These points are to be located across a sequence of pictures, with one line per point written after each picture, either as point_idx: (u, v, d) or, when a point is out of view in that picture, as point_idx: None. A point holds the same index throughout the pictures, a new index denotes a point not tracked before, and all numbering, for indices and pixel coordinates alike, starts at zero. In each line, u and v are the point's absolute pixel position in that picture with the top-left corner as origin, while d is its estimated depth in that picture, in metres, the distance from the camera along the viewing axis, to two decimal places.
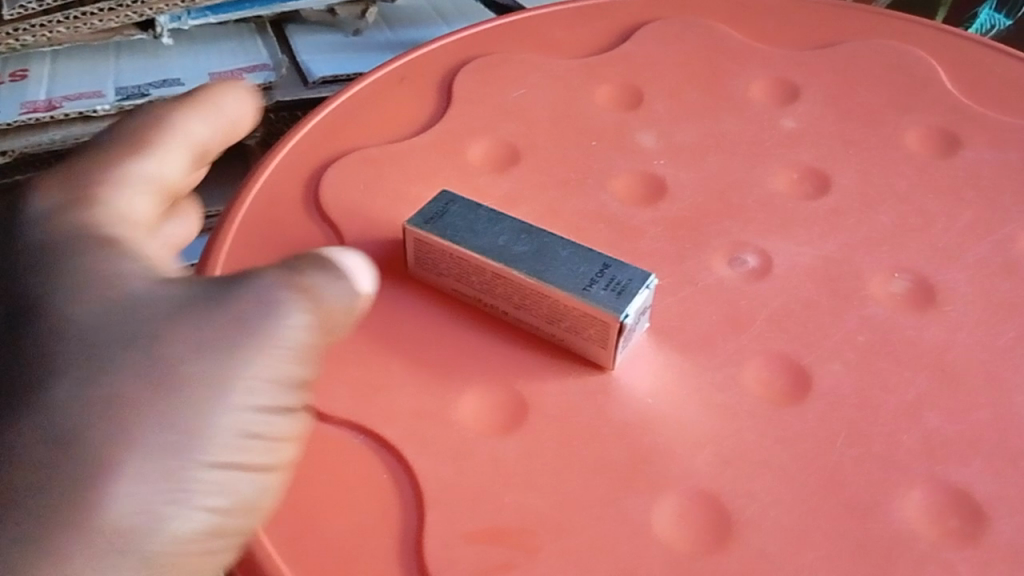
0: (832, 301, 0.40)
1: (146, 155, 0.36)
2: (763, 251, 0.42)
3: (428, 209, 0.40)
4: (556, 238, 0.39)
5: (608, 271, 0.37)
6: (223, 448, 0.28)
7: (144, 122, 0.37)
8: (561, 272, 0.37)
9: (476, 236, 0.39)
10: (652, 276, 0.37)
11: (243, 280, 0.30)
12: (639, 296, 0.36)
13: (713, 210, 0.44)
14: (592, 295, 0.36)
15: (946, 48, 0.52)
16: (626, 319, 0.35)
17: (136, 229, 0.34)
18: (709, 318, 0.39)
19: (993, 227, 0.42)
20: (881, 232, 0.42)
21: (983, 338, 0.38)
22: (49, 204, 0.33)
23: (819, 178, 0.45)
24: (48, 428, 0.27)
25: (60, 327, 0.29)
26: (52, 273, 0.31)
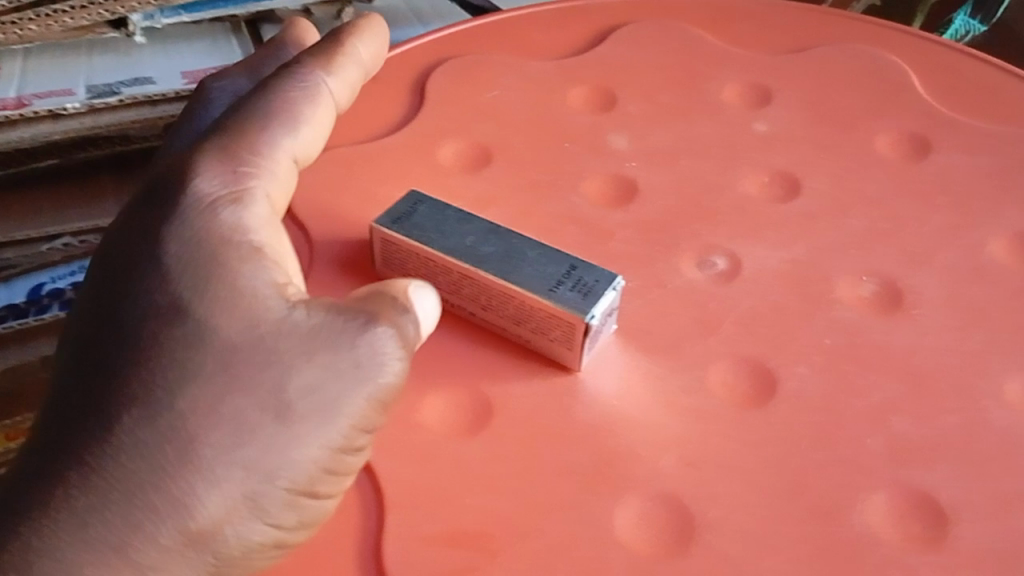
0: (801, 305, 0.39)
1: (293, 135, 0.35)
2: (733, 254, 0.42)
3: (396, 209, 0.40)
4: (524, 239, 0.39)
5: (576, 273, 0.37)
6: (307, 479, 0.29)
7: (294, 95, 0.36)
8: (528, 273, 0.37)
9: (444, 236, 0.39)
10: (619, 278, 0.37)
11: (339, 309, 0.31)
12: (606, 297, 0.36)
13: (684, 213, 0.44)
14: (558, 296, 0.36)
15: (919, 54, 0.52)
16: (592, 320, 0.35)
17: (277, 234, 0.33)
18: (678, 320, 0.39)
19: (962, 232, 0.42)
20: (851, 236, 0.42)
21: (950, 343, 0.38)
22: (232, 211, 0.32)
23: (790, 181, 0.45)
24: (166, 434, 0.28)
25: (186, 327, 0.29)
26: (201, 269, 0.30)
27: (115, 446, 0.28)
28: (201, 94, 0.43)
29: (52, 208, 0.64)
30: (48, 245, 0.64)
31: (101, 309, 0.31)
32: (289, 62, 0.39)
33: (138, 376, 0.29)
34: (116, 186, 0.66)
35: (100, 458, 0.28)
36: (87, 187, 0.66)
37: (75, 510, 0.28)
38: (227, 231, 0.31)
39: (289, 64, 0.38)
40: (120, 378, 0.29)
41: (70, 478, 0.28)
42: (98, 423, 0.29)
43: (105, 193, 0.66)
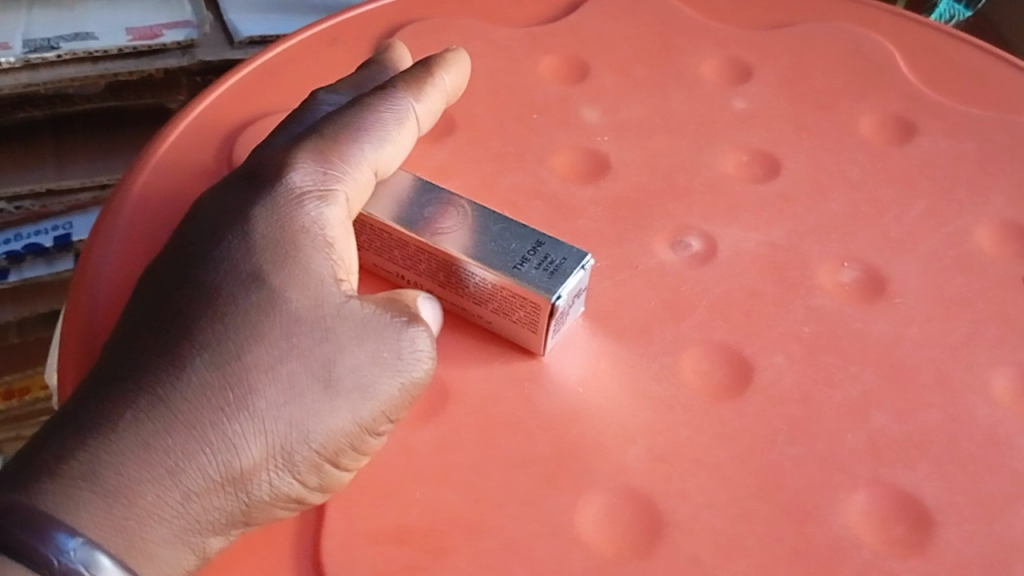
0: (778, 290, 0.37)
1: (378, 153, 0.33)
2: (708, 235, 0.39)
3: None
4: (490, 214, 0.36)
5: (539, 251, 0.34)
6: (340, 449, 0.28)
7: (383, 116, 0.34)
8: (490, 250, 0.34)
9: (403, 209, 0.35)
10: (588, 255, 0.34)
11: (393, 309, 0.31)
12: (571, 278, 0.33)
13: (657, 190, 0.41)
14: (522, 274, 0.33)
15: (902, 33, 0.50)
16: (556, 302, 0.32)
17: (348, 236, 0.32)
18: (648, 304, 0.37)
19: (947, 218, 0.40)
20: (832, 220, 0.40)
21: (934, 334, 0.36)
22: (316, 207, 0.31)
23: (768, 161, 0.43)
24: (228, 379, 0.27)
25: (250, 290, 0.28)
26: (274, 252, 0.29)
27: (178, 382, 0.27)
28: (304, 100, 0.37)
29: None
30: None
31: (169, 261, 0.30)
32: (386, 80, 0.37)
33: (202, 324, 0.28)
34: (58, 150, 0.61)
35: (162, 394, 0.26)
36: (23, 146, 0.60)
37: (131, 436, 0.26)
38: (308, 226, 0.30)
39: (386, 82, 0.36)
40: (187, 324, 0.28)
41: (132, 407, 0.26)
42: (160, 360, 0.27)
43: (43, 154, 0.61)
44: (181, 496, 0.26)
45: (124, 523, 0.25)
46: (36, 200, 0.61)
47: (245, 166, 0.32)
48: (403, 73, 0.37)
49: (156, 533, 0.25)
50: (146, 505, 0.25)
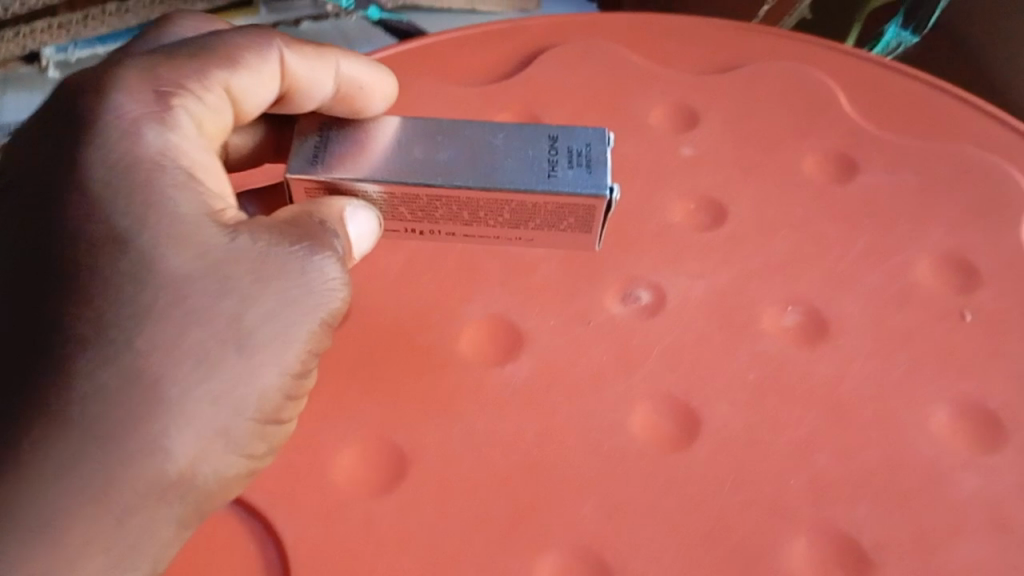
0: (723, 337, 0.39)
1: (233, 71, 0.36)
2: (657, 286, 0.41)
3: (302, 150, 0.36)
4: (428, 126, 0.37)
5: (553, 157, 0.36)
6: (269, 405, 0.30)
7: (239, 42, 0.37)
8: (506, 169, 0.35)
9: (296, 148, 0.36)
10: (603, 134, 0.37)
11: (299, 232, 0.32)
12: (602, 170, 0.35)
13: (608, 242, 0.43)
14: (561, 177, 0.35)
15: (847, 69, 0.51)
16: (611, 194, 0.34)
17: (199, 154, 0.34)
18: (599, 358, 0.38)
19: (889, 253, 0.42)
20: (775, 262, 0.42)
21: (875, 371, 0.37)
22: (160, 129, 0.32)
23: (715, 207, 0.45)
24: (134, 372, 0.27)
25: (132, 260, 0.29)
26: (142, 188, 0.30)
27: (81, 392, 0.27)
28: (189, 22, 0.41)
29: None
30: None
31: (42, 250, 0.29)
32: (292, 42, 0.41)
33: (90, 317, 0.28)
34: None
35: (69, 411, 0.27)
36: None
37: (50, 463, 0.26)
38: (165, 152, 0.32)
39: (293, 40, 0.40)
40: (74, 320, 0.28)
41: (41, 433, 0.27)
42: (53, 367, 0.27)
43: None
44: (123, 512, 0.27)
45: (66, 551, 0.27)
46: None
47: (68, 104, 0.33)
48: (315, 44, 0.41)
49: (101, 550, 0.27)
50: (83, 534, 0.27)
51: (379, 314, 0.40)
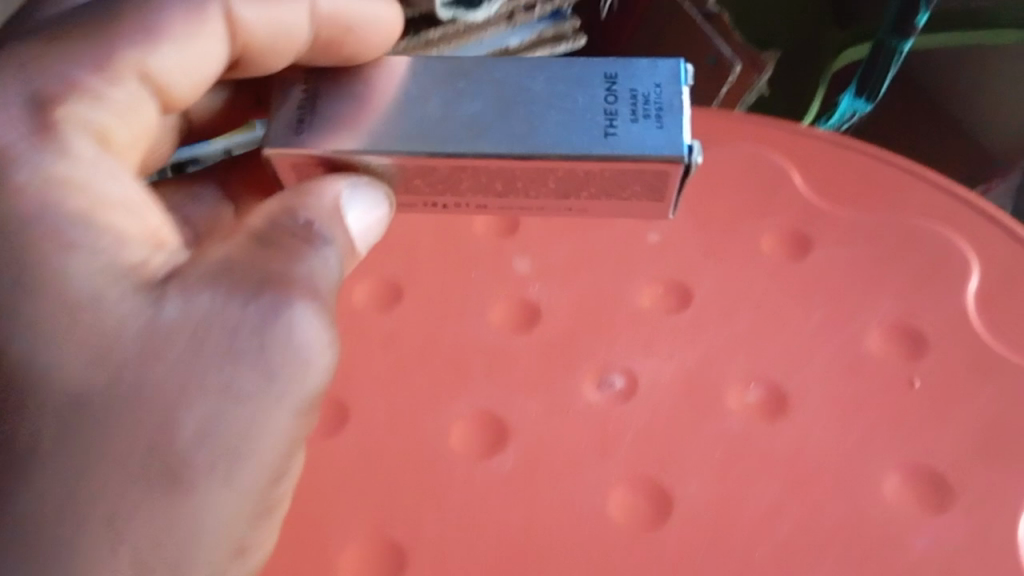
0: (690, 417, 0.42)
1: (150, 49, 0.35)
2: (628, 370, 0.44)
3: (304, 119, 0.36)
4: (462, 76, 0.37)
5: (616, 106, 0.36)
6: (227, 530, 0.30)
7: (166, 13, 0.36)
8: (555, 122, 0.35)
9: (282, 113, 0.36)
10: (675, 67, 0.36)
11: (274, 239, 0.32)
12: (676, 121, 0.35)
13: (583, 330, 0.46)
14: (621, 130, 0.35)
15: (800, 150, 0.55)
16: (689, 146, 0.34)
17: (102, 169, 0.32)
18: (577, 445, 0.41)
19: (841, 326, 0.45)
20: (736, 341, 0.45)
21: (830, 443, 0.40)
22: (37, 156, 0.31)
23: (680, 291, 0.48)
24: (52, 528, 0.27)
25: (25, 368, 0.28)
26: (23, 238, 0.29)
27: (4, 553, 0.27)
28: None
29: None
30: None
31: None
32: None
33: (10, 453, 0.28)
34: None
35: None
36: None
37: None
38: (46, 189, 0.30)
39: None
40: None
41: None
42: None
43: None
44: None
45: None
46: None
47: None
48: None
49: None
50: None
51: (375, 414, 0.43)
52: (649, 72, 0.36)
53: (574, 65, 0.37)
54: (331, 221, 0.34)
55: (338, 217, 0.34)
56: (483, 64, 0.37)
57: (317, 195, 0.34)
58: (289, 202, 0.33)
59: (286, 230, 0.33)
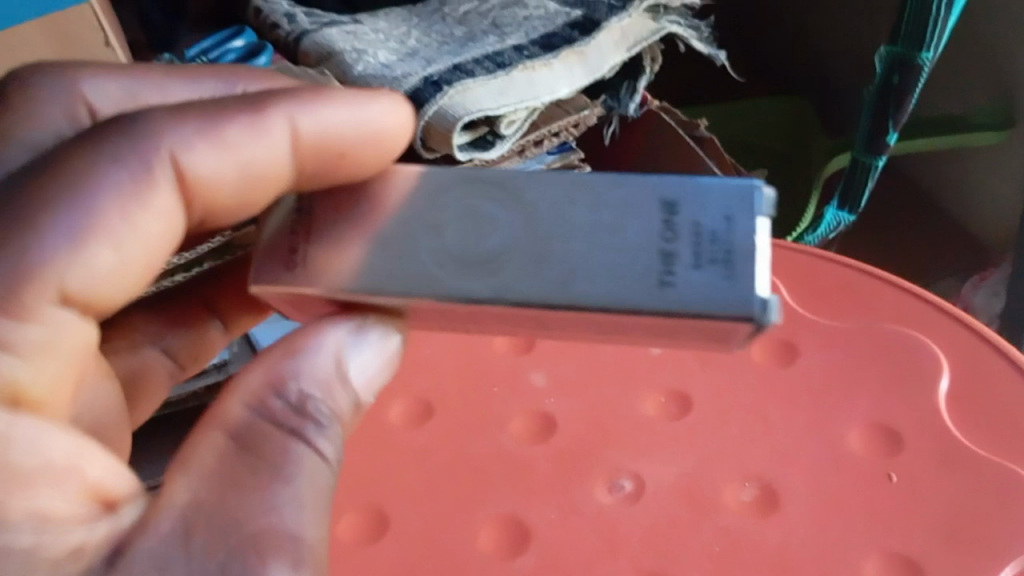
0: (691, 515, 0.47)
1: (69, 264, 0.33)
2: (635, 474, 0.50)
3: (325, 258, 0.35)
4: (498, 203, 0.35)
5: (676, 243, 0.33)
6: None
7: (93, 203, 0.33)
8: (599, 262, 0.33)
9: (280, 253, 0.36)
10: (750, 190, 0.34)
11: (267, 425, 0.37)
12: (747, 268, 0.32)
13: (594, 438, 0.52)
14: (678, 278, 0.33)
15: (786, 262, 0.61)
16: (760, 298, 0.32)
17: (23, 442, 0.31)
18: (590, 545, 0.47)
19: (825, 428, 0.50)
20: (731, 444, 0.50)
21: (815, 536, 0.46)
22: None
23: (680, 398, 0.53)
24: None
25: None
26: None
27: None
28: (68, 79, 0.43)
29: None
30: None
31: None
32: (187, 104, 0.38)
33: None
34: None
35: None
36: None
37: None
38: None
39: (220, 98, 0.39)
40: None
41: None
42: None
43: None
44: None
45: None
46: None
47: None
48: (234, 99, 0.39)
49: None
50: None
51: (411, 523, 0.49)
52: (720, 200, 0.34)
53: (630, 182, 0.35)
54: (322, 387, 0.38)
55: (330, 380, 0.38)
56: (525, 182, 0.36)
57: (305, 370, 0.38)
58: (275, 378, 0.38)
59: (279, 411, 0.37)
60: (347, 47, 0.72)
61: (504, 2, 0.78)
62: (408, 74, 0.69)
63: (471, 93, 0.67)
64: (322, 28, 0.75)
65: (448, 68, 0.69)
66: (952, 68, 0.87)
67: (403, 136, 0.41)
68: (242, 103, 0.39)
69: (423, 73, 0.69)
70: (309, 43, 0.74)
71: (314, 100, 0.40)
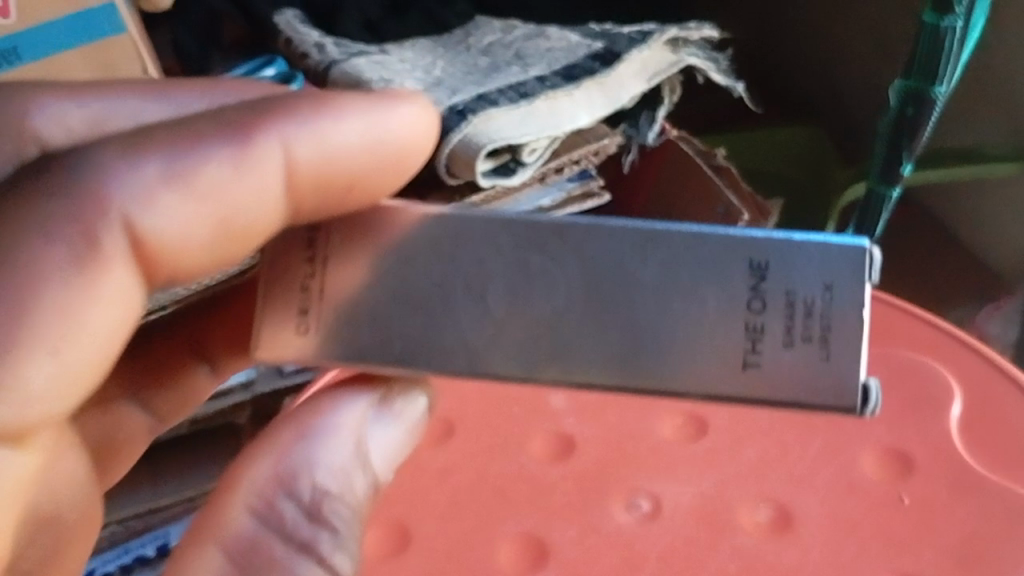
0: (708, 535, 0.48)
1: None
2: (653, 494, 0.51)
3: (368, 328, 0.36)
4: (572, 264, 0.35)
5: (767, 317, 0.34)
6: None
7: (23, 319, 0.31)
8: (681, 339, 0.35)
9: (289, 312, 0.36)
10: (853, 254, 0.34)
11: (280, 530, 0.39)
12: (841, 346, 0.34)
13: (612, 460, 0.53)
14: (770, 357, 0.34)
15: None
16: (858, 382, 0.34)
17: None
18: (609, 563, 0.48)
19: (839, 452, 0.51)
20: (747, 467, 0.51)
21: (829, 558, 0.47)
22: None
23: (697, 420, 0.54)
24: None
25: None
26: None
27: None
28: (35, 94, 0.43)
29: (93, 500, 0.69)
30: None
31: None
32: (154, 126, 0.35)
33: None
34: (151, 471, 0.71)
35: None
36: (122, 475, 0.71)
37: None
38: None
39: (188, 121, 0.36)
40: None
41: None
42: None
43: (140, 475, 0.71)
44: None
45: None
46: (138, 518, 0.69)
47: None
48: (213, 115, 0.36)
49: None
50: None
51: (434, 539, 0.50)
52: (819, 266, 0.34)
53: (715, 242, 0.35)
54: (337, 480, 0.40)
55: (345, 470, 0.40)
56: (600, 240, 0.35)
57: (320, 466, 0.40)
58: (286, 477, 0.39)
59: (292, 515, 0.39)
60: (375, 77, 0.75)
61: (525, 36, 0.81)
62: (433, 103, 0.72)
63: (495, 122, 0.69)
64: (350, 58, 0.78)
65: (473, 97, 0.72)
66: (967, 100, 0.88)
67: (414, 149, 0.39)
68: (227, 125, 0.36)
69: (448, 102, 0.71)
70: (338, 72, 0.77)
71: (312, 115, 0.37)
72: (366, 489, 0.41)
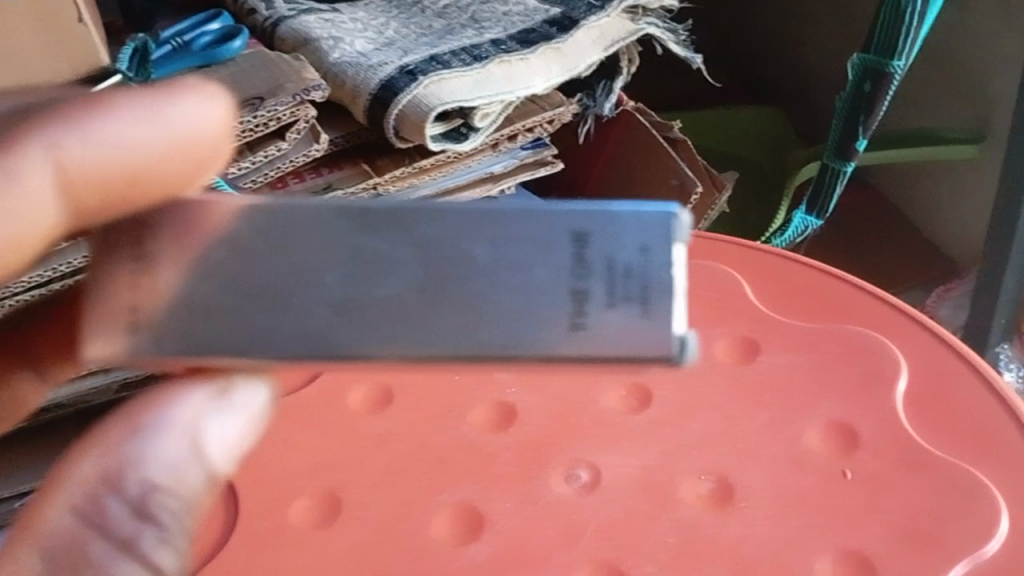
0: (650, 507, 0.47)
1: None
2: (594, 466, 0.49)
3: (194, 318, 0.30)
4: (393, 239, 0.31)
5: (590, 280, 0.30)
6: None
7: None
8: (517, 309, 0.31)
9: (107, 318, 0.31)
10: (671, 215, 0.31)
11: (93, 532, 0.33)
12: (660, 299, 0.30)
13: (555, 431, 0.51)
14: (591, 325, 0.30)
15: (759, 266, 0.61)
16: (675, 335, 0.30)
17: None
18: (547, 534, 0.46)
19: (785, 425, 0.51)
20: (692, 440, 0.50)
21: (772, 530, 0.46)
22: None
23: (642, 391, 0.53)
24: None
25: None
26: None
27: None
28: None
29: (17, 467, 0.67)
30: (17, 500, 0.66)
31: None
32: None
33: None
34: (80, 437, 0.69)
35: None
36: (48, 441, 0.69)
37: None
38: None
39: None
40: None
41: None
42: None
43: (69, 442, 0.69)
44: None
45: None
46: None
47: None
48: None
49: None
50: None
51: (367, 509, 0.48)
52: (635, 230, 0.31)
53: (537, 214, 0.31)
54: (169, 473, 0.34)
55: (177, 462, 0.34)
56: (420, 221, 0.31)
57: (149, 462, 0.34)
58: (111, 473, 0.34)
59: (116, 511, 0.34)
60: (324, 35, 0.73)
61: None
62: (383, 62, 0.69)
63: (447, 84, 0.67)
64: (300, 16, 0.75)
65: (424, 58, 0.70)
66: (929, 83, 0.88)
67: (212, 141, 0.36)
68: None
69: (399, 62, 0.69)
70: (287, 29, 0.74)
71: (82, 117, 0.34)
72: (205, 481, 0.35)
